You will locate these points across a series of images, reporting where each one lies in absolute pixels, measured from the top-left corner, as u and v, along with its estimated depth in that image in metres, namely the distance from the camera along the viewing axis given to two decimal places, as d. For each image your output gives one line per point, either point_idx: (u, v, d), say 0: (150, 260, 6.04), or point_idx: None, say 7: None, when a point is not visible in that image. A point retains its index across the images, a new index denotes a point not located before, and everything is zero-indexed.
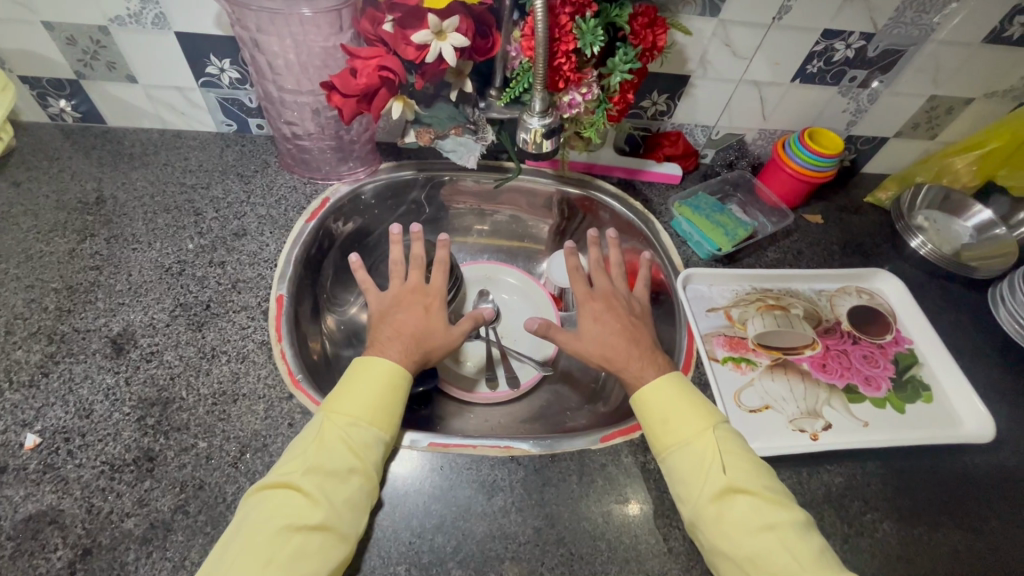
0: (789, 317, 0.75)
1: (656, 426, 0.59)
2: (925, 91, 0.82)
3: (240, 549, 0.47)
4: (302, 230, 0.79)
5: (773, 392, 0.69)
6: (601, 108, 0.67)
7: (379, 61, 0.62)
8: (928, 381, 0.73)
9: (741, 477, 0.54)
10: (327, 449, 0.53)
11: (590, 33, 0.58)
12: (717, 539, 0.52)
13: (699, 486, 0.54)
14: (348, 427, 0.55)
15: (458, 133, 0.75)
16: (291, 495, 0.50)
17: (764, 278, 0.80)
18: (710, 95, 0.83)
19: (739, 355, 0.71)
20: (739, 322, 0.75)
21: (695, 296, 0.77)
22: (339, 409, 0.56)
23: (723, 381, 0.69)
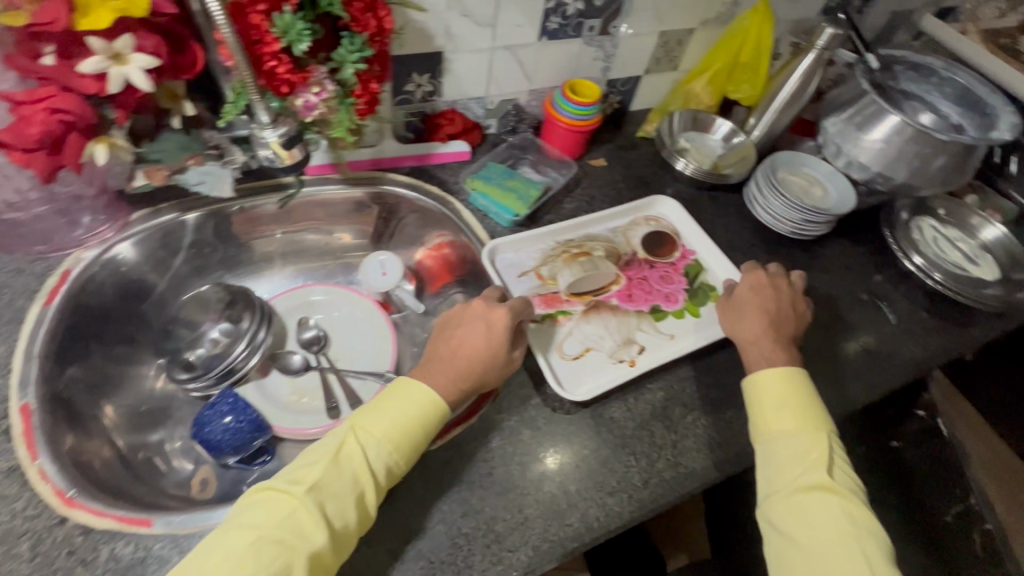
0: (592, 261, 0.77)
1: (761, 413, 0.64)
2: (654, 29, 0.91)
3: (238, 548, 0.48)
4: (42, 316, 0.65)
5: (592, 334, 0.73)
6: (344, 104, 0.62)
7: (50, 102, 0.51)
8: (713, 282, 0.82)
9: (810, 475, 0.58)
10: (329, 468, 0.52)
11: (293, 28, 0.53)
12: (788, 531, 0.56)
13: (788, 477, 0.59)
14: (382, 446, 0.54)
15: (198, 162, 0.66)
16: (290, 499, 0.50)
17: (566, 230, 0.83)
18: (470, 67, 0.84)
19: (555, 310, 0.75)
20: (550, 278, 0.78)
21: (505, 266, 0.79)
22: (377, 426, 0.55)
23: (547, 339, 0.72)
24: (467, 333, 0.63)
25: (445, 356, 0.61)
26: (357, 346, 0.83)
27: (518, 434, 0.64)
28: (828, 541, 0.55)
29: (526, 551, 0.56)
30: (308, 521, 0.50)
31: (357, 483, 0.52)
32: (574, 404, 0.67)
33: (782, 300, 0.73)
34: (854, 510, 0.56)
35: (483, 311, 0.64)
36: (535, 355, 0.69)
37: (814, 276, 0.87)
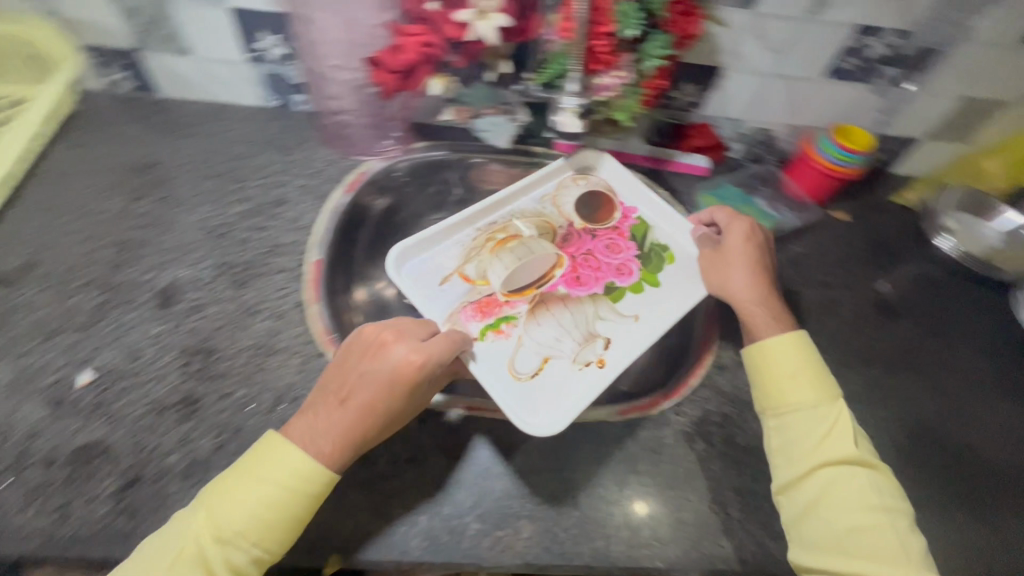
0: (525, 245, 0.74)
1: (773, 392, 0.61)
2: (959, 92, 0.82)
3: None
4: (338, 203, 0.81)
5: (542, 338, 0.68)
6: (633, 92, 0.68)
7: (424, 38, 0.64)
8: (664, 240, 0.78)
9: (887, 496, 0.55)
10: (199, 539, 0.48)
11: (630, 17, 0.59)
12: (813, 500, 0.55)
13: (853, 486, 0.55)
14: (265, 513, 0.49)
15: (493, 112, 0.82)
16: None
17: (479, 218, 0.77)
18: (742, 88, 0.84)
19: (494, 319, 0.69)
20: (480, 279, 0.72)
21: (417, 272, 0.72)
22: (223, 512, 0.49)
23: (495, 358, 0.66)
24: (381, 378, 0.54)
25: (334, 404, 0.54)
26: None
27: (692, 441, 0.64)
28: (854, 508, 0.54)
29: (674, 550, 0.57)
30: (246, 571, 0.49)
31: (251, 546, 0.49)
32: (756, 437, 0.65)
33: (767, 249, 0.72)
34: (871, 475, 0.56)
35: (387, 351, 0.56)
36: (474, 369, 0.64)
37: None
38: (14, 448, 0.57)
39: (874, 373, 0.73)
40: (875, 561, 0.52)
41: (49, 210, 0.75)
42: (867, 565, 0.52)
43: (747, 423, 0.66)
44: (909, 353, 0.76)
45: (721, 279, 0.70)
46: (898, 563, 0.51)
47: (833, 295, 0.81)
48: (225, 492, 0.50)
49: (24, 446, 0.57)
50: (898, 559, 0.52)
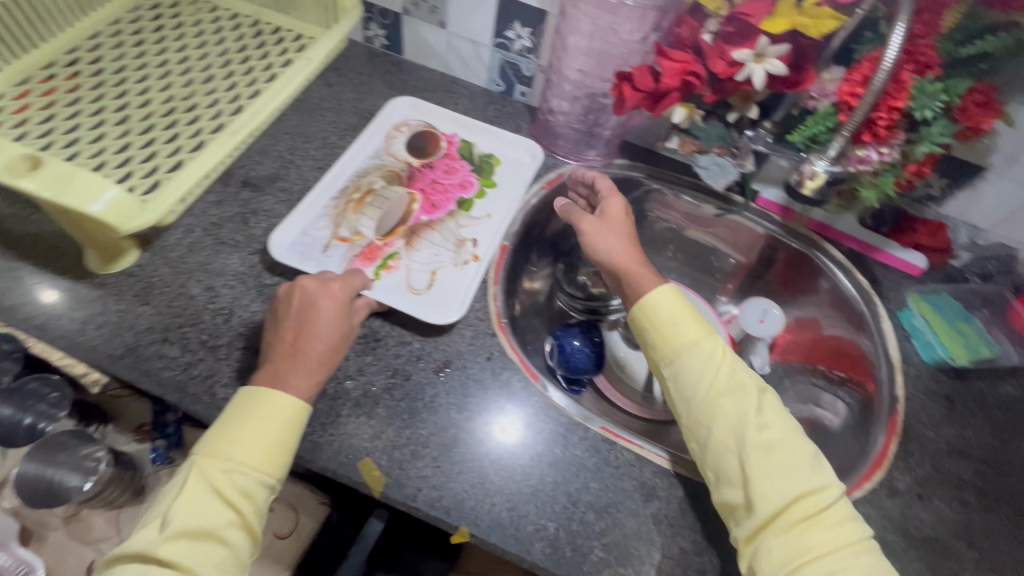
0: (382, 194, 0.79)
1: (665, 330, 0.60)
2: None
3: (237, 496, 0.51)
4: (533, 196, 0.84)
5: (422, 259, 0.72)
6: (890, 172, 0.63)
7: (688, 66, 0.64)
8: (488, 151, 0.88)
9: (799, 473, 0.54)
10: (230, 444, 0.52)
11: (925, 99, 0.56)
12: (720, 437, 0.55)
13: (711, 425, 0.56)
14: (275, 415, 0.53)
15: (719, 153, 0.74)
16: (212, 476, 0.51)
17: (337, 179, 0.79)
18: (998, 192, 0.76)
19: (380, 262, 0.71)
20: (356, 235, 0.74)
21: (299, 252, 0.71)
22: (241, 421, 0.53)
23: (389, 289, 0.68)
24: (311, 321, 0.58)
25: (287, 351, 0.57)
26: None
27: None
28: (789, 457, 0.54)
29: None
30: (281, 460, 0.53)
31: (278, 439, 0.53)
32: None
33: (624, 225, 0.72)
34: (781, 416, 0.57)
35: (319, 293, 0.60)
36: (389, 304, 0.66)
37: None
38: (232, 328, 0.65)
39: None
40: (786, 496, 0.52)
41: (297, 135, 0.86)
42: (779, 500, 0.52)
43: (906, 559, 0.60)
44: None
45: (603, 247, 0.67)
46: (811, 505, 0.52)
47: None
48: (240, 409, 0.54)
49: (239, 329, 0.65)
50: (814, 502, 0.53)
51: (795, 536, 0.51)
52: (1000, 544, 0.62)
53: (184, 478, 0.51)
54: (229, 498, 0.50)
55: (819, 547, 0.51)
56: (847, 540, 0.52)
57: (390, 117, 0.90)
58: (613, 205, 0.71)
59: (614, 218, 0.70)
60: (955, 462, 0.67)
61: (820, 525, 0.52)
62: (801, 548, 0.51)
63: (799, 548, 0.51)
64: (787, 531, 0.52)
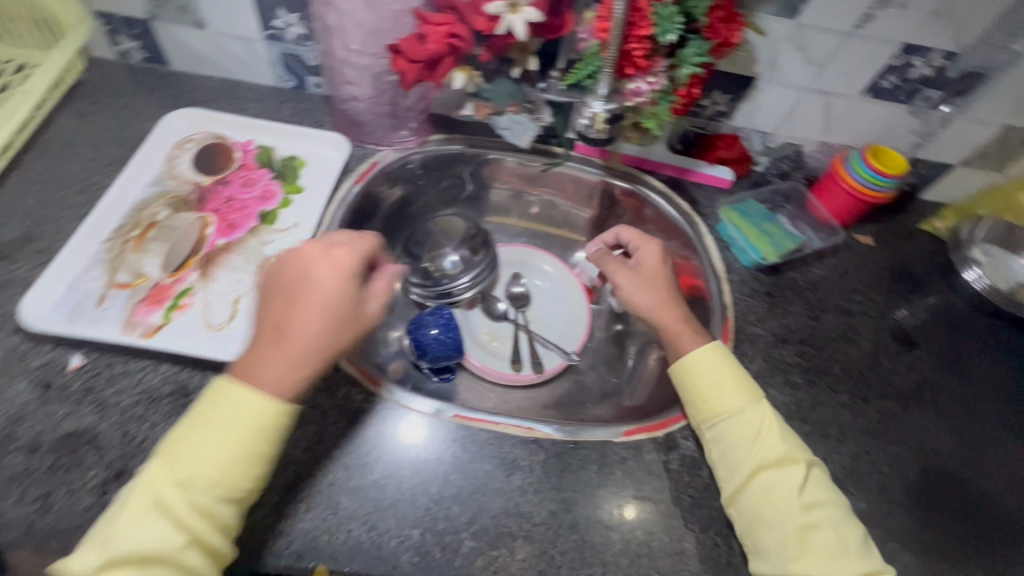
0: (167, 225, 0.70)
1: (708, 396, 0.60)
2: (1001, 120, 0.80)
3: (197, 523, 0.47)
4: (348, 192, 0.78)
5: (220, 290, 0.66)
6: (665, 99, 0.65)
7: (449, 28, 0.61)
8: (289, 153, 0.81)
9: (838, 523, 0.54)
10: (220, 470, 0.48)
11: (668, 20, 0.56)
12: (758, 509, 0.55)
13: (779, 501, 0.54)
14: (267, 421, 0.50)
15: (515, 110, 0.73)
16: (163, 511, 0.46)
17: (105, 220, 0.69)
18: (773, 100, 0.81)
19: (171, 302, 0.64)
20: (138, 278, 0.65)
21: (67, 312, 0.62)
22: (217, 419, 0.49)
23: (183, 331, 0.62)
24: None
25: None
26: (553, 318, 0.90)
27: (699, 468, 0.62)
28: (828, 525, 0.54)
29: None
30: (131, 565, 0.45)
31: (256, 440, 0.49)
32: None
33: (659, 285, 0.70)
34: (831, 492, 0.56)
35: None
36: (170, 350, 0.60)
37: None
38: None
39: (890, 407, 0.71)
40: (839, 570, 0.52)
41: (50, 183, 0.73)
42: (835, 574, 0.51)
43: None
44: (927, 388, 0.73)
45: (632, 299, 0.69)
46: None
47: (852, 322, 0.78)
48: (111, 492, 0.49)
49: (9, 428, 0.55)
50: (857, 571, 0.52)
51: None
52: (826, 413, 0.69)
53: (122, 501, 0.48)
54: (211, 522, 0.47)
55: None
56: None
57: (167, 136, 0.79)
58: (645, 255, 0.72)
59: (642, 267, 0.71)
60: (780, 351, 0.73)
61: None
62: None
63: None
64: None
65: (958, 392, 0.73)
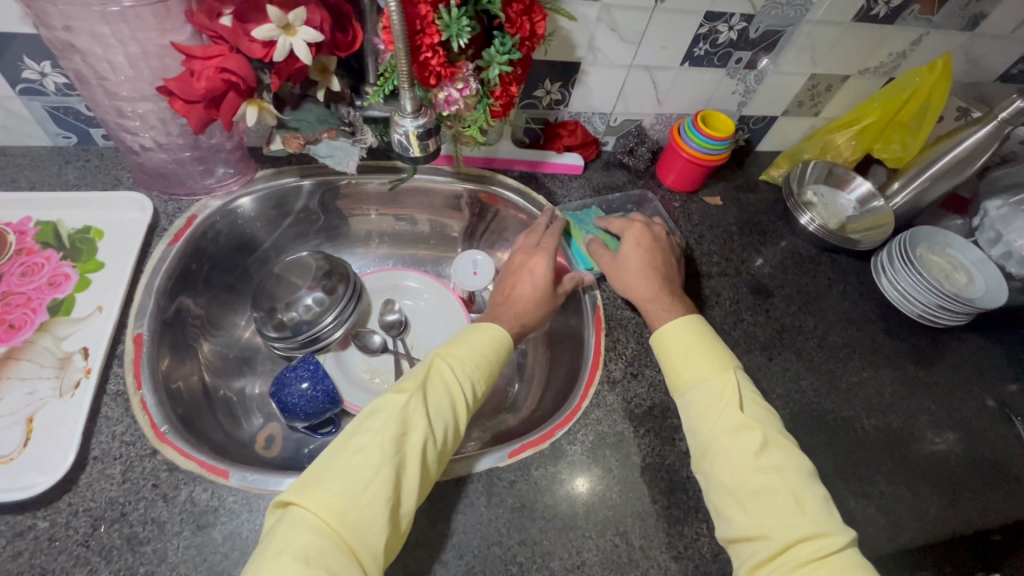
0: None
1: (675, 364, 0.61)
2: (806, 70, 0.85)
3: (439, 425, 0.52)
4: (163, 255, 0.68)
5: (6, 410, 0.55)
6: (482, 103, 0.62)
7: (220, 61, 0.53)
8: (81, 225, 0.69)
9: (799, 485, 0.51)
10: (470, 379, 0.57)
11: (456, 24, 0.52)
12: (718, 473, 0.54)
13: (729, 461, 0.53)
14: (499, 340, 0.61)
15: (331, 136, 0.67)
16: (413, 412, 0.51)
17: None
18: (603, 81, 0.81)
19: None
20: None
21: None
22: (466, 350, 0.58)
23: None
24: None
25: None
26: (434, 338, 0.84)
27: (589, 470, 0.61)
28: (789, 490, 0.51)
29: None
30: None
31: (492, 356, 0.60)
32: (651, 451, 0.63)
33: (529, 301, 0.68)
34: (800, 463, 0.53)
35: None
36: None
37: (934, 367, 0.78)
38: None
39: (757, 360, 0.74)
40: (790, 535, 0.49)
41: None
42: (785, 538, 0.49)
43: (641, 439, 0.64)
44: (787, 334, 0.78)
45: (621, 281, 0.70)
46: (812, 547, 0.48)
47: (715, 285, 0.81)
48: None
49: None
50: (814, 539, 0.48)
51: (780, 569, 0.48)
52: None
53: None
54: (445, 426, 0.53)
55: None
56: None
57: None
58: (630, 237, 0.73)
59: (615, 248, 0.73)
60: None
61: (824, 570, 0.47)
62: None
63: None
64: (779, 566, 0.48)
65: (814, 330, 0.79)
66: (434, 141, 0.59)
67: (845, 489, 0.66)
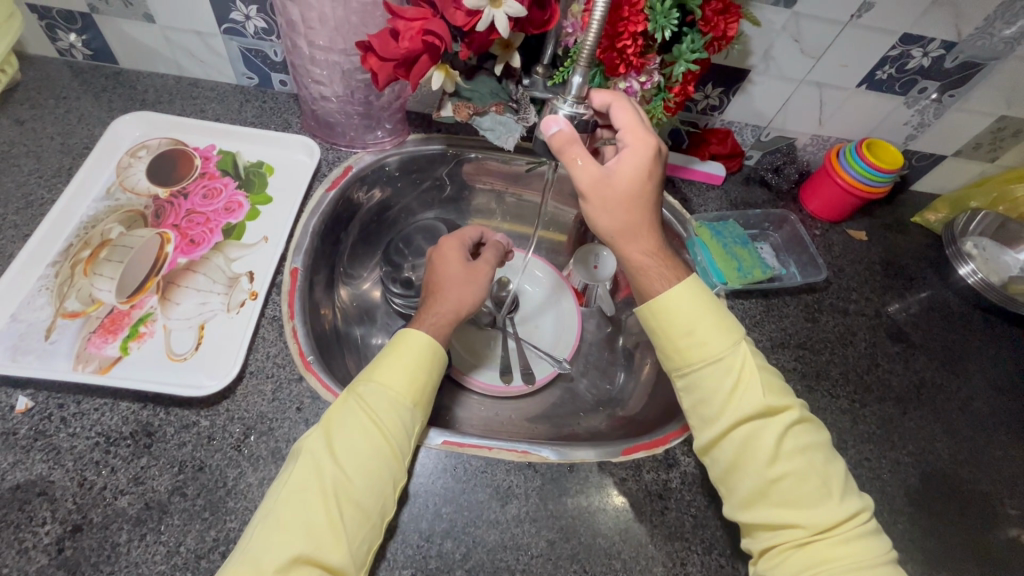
0: (119, 245, 0.64)
1: (685, 344, 0.56)
2: (997, 110, 0.78)
3: (366, 466, 0.49)
4: (321, 200, 0.72)
5: (183, 315, 0.61)
6: (658, 97, 0.62)
7: (424, 23, 0.56)
8: (254, 160, 0.75)
9: (822, 469, 0.52)
10: (399, 407, 0.53)
11: (663, 17, 0.53)
12: (736, 457, 0.53)
13: (754, 452, 0.52)
14: (422, 357, 0.56)
15: (498, 111, 0.68)
16: (303, 463, 0.49)
17: (50, 244, 0.63)
18: (768, 93, 0.78)
19: (128, 332, 0.59)
20: (89, 304, 0.59)
21: (10, 346, 0.56)
22: (385, 373, 0.54)
23: (143, 364, 0.57)
24: None
25: None
26: (543, 323, 0.85)
27: (699, 486, 0.59)
28: (814, 471, 0.51)
29: None
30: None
31: (418, 377, 0.55)
32: None
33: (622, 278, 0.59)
34: (819, 440, 0.54)
35: None
36: (127, 386, 0.54)
37: None
38: None
39: (888, 411, 0.69)
40: (809, 518, 0.50)
41: None
42: (813, 523, 0.50)
43: None
44: (924, 390, 0.72)
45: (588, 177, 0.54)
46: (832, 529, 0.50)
47: (849, 323, 0.76)
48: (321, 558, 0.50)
49: None
50: (840, 522, 0.50)
51: (805, 552, 0.49)
52: (826, 420, 0.68)
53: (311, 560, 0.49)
54: (382, 465, 0.50)
55: (842, 562, 0.48)
56: (871, 559, 0.48)
57: (118, 144, 0.73)
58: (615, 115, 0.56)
59: (625, 130, 0.55)
60: (777, 355, 0.72)
61: (845, 546, 0.49)
62: (823, 564, 0.49)
63: (821, 561, 0.49)
64: (803, 548, 0.49)
65: (957, 392, 0.72)
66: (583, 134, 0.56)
67: (975, 568, 0.60)
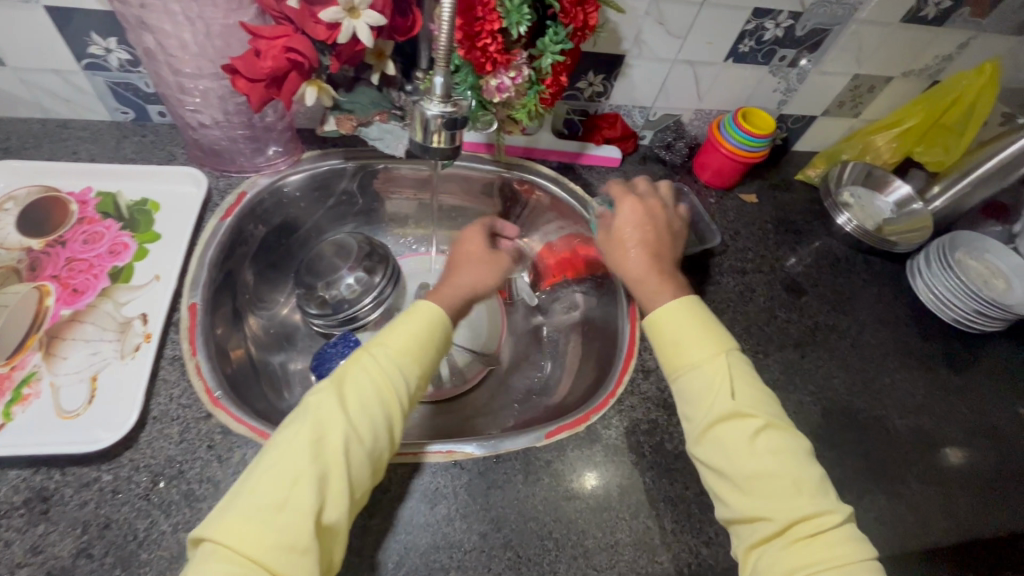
0: None
1: (670, 350, 0.57)
2: (849, 70, 0.85)
3: (366, 422, 0.49)
4: (216, 229, 0.70)
5: (72, 369, 0.58)
6: (532, 90, 0.64)
7: (286, 41, 0.55)
8: (138, 197, 0.71)
9: (799, 470, 0.50)
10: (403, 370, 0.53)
11: (516, 12, 0.54)
12: (719, 455, 0.52)
13: (742, 455, 0.51)
14: (433, 324, 0.57)
15: (383, 119, 0.70)
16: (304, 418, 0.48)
17: None
18: (647, 75, 0.82)
19: (11, 396, 0.55)
20: None
21: None
22: (395, 337, 0.55)
23: (31, 427, 0.53)
24: None
25: None
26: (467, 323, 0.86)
27: (621, 454, 0.62)
28: (785, 470, 0.50)
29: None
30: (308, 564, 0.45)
31: (427, 342, 0.56)
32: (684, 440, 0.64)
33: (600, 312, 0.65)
34: (795, 444, 0.53)
35: None
36: (13, 453, 0.51)
37: (966, 369, 0.79)
38: None
39: (790, 357, 0.75)
40: (788, 516, 0.48)
41: None
42: (785, 519, 0.48)
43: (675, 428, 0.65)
44: (819, 332, 0.78)
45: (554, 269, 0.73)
46: (806, 525, 0.48)
47: (748, 281, 0.81)
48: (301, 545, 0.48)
49: None
50: (813, 518, 0.48)
51: (782, 547, 0.48)
52: None
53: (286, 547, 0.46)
54: (381, 422, 0.50)
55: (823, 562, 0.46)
56: (851, 556, 0.47)
57: None
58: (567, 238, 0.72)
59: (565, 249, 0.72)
60: None
61: (821, 545, 0.47)
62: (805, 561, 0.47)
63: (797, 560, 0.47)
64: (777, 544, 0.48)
65: (847, 330, 0.79)
66: (458, 133, 0.55)
67: (876, 487, 0.66)
